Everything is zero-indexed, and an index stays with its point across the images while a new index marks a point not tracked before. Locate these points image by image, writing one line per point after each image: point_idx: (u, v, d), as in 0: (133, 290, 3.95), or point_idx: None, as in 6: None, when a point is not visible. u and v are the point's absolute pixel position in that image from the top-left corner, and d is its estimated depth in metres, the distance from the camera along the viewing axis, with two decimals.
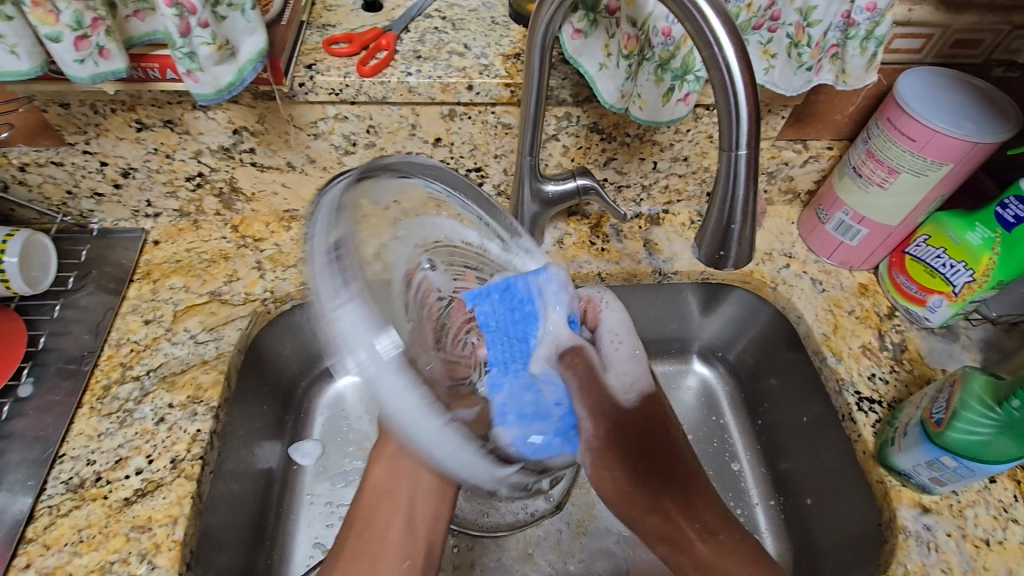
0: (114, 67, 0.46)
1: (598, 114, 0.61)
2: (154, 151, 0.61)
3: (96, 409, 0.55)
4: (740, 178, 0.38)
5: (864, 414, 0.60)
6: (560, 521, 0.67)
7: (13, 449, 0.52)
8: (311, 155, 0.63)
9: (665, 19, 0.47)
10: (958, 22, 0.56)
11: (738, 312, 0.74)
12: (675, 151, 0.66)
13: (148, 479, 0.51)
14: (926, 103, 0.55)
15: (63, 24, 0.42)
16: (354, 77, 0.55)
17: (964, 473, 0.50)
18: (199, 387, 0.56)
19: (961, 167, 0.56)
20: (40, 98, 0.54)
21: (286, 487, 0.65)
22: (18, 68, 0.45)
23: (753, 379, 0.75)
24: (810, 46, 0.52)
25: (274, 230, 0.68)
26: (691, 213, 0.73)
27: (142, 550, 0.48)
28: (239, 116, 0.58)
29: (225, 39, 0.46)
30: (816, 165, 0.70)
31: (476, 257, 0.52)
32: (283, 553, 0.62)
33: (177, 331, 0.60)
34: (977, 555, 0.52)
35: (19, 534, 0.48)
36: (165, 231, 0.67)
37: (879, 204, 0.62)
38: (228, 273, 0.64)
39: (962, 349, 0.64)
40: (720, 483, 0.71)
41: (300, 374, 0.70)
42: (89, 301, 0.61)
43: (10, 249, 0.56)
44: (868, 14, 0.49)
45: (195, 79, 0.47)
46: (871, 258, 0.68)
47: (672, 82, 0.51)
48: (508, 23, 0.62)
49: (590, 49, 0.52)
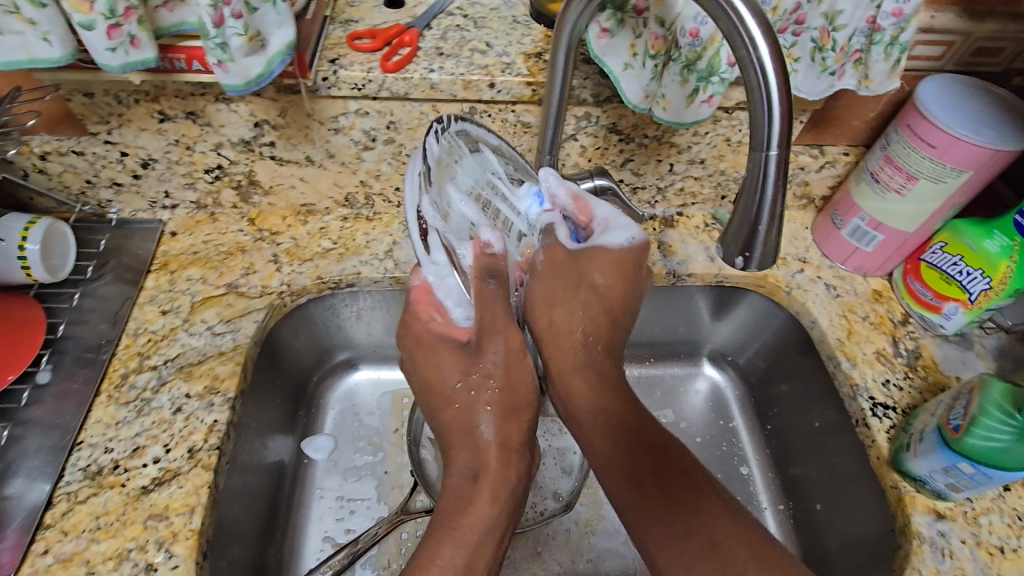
0: (144, 56, 0.46)
1: (618, 114, 0.61)
2: (175, 142, 0.61)
3: (114, 397, 0.55)
4: (768, 180, 0.39)
5: (878, 420, 0.60)
6: (568, 520, 0.67)
7: (30, 436, 0.52)
8: (331, 150, 0.63)
9: (694, 20, 0.47)
10: (980, 29, 0.56)
11: (750, 315, 0.74)
12: (692, 154, 0.66)
13: (165, 468, 0.51)
14: (947, 109, 0.55)
15: (97, 12, 0.42)
16: (377, 72, 0.56)
17: (981, 479, 0.50)
18: (216, 378, 0.56)
19: (981, 175, 0.56)
20: (65, 87, 0.55)
21: (297, 482, 0.65)
22: (49, 56, 0.45)
23: (764, 384, 0.75)
24: (834, 50, 0.52)
25: (290, 224, 0.69)
26: (706, 216, 0.73)
27: (160, 539, 0.48)
28: (262, 110, 0.59)
29: (256, 31, 0.46)
30: (832, 171, 0.70)
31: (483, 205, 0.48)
32: (293, 547, 0.61)
33: (194, 322, 0.60)
34: (991, 562, 0.52)
35: (36, 520, 0.48)
36: (182, 223, 0.67)
37: (896, 210, 0.62)
38: (245, 266, 0.65)
39: (976, 357, 0.64)
40: (728, 486, 0.70)
41: (312, 368, 0.70)
42: (107, 290, 0.61)
43: (32, 237, 0.56)
44: (894, 20, 0.49)
45: (224, 69, 0.47)
46: (886, 265, 0.68)
47: (696, 84, 0.51)
48: (530, 22, 0.62)
49: (616, 49, 0.52)
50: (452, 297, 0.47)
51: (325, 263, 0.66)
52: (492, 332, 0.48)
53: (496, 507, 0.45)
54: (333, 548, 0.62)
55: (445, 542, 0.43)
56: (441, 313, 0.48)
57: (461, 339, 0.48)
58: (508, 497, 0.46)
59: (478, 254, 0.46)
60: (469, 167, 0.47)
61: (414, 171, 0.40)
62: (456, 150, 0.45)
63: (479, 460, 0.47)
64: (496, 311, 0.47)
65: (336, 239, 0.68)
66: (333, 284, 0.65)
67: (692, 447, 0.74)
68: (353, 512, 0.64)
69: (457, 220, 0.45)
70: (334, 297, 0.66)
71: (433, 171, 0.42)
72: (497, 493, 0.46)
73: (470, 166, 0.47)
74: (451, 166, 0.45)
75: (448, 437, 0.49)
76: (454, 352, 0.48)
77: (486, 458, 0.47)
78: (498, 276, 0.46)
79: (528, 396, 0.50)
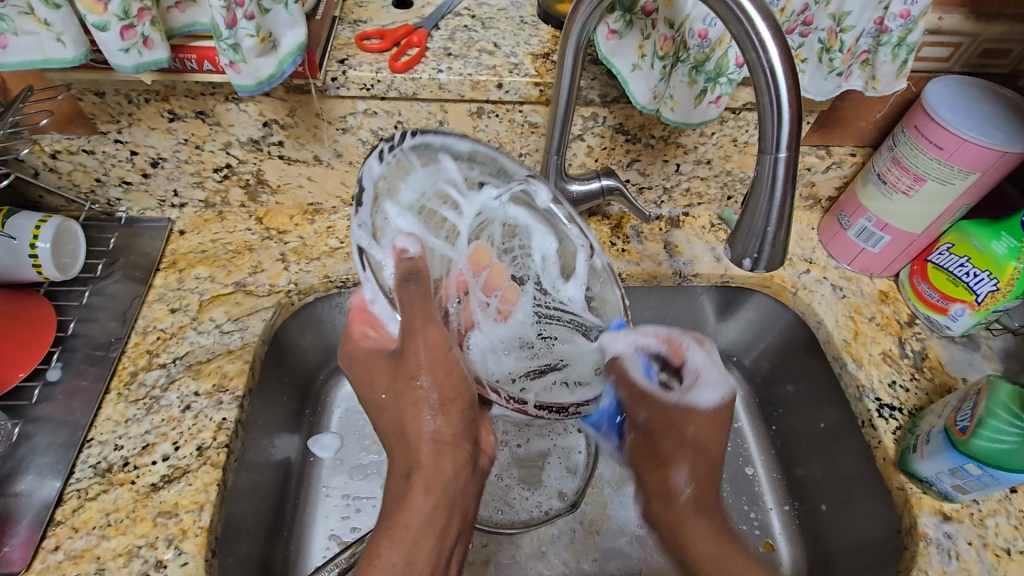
0: (156, 57, 0.46)
1: (625, 115, 0.62)
2: (185, 142, 0.61)
3: (123, 395, 0.55)
4: (778, 181, 0.39)
5: (885, 421, 0.60)
6: (573, 520, 0.67)
7: (40, 433, 0.52)
8: (339, 150, 0.63)
9: (703, 21, 0.47)
10: (988, 31, 0.56)
11: (757, 316, 0.74)
12: (699, 154, 0.66)
13: (174, 466, 0.52)
14: (954, 111, 0.55)
15: (111, 12, 0.43)
16: (386, 72, 0.56)
17: (988, 481, 0.50)
18: (224, 376, 0.57)
19: (990, 176, 0.56)
20: (77, 86, 0.55)
21: (303, 480, 0.65)
22: (63, 56, 0.46)
23: (768, 384, 0.74)
24: (842, 51, 0.52)
25: (298, 223, 0.69)
26: (712, 216, 0.73)
27: (169, 536, 0.48)
28: (271, 109, 0.59)
29: (268, 32, 0.46)
30: (838, 172, 0.70)
31: (428, 218, 0.45)
32: (300, 544, 0.61)
33: (202, 320, 0.60)
34: (998, 564, 0.52)
35: (47, 516, 0.49)
36: (191, 221, 0.68)
37: (903, 211, 0.62)
38: (253, 264, 0.65)
39: (983, 359, 0.64)
40: (734, 486, 0.70)
41: (319, 366, 0.70)
42: (116, 288, 0.62)
43: (43, 235, 0.57)
44: (901, 21, 0.49)
45: (237, 70, 0.47)
46: (892, 266, 0.68)
47: (705, 84, 0.51)
48: (537, 23, 0.62)
49: (624, 49, 0.52)
50: (386, 314, 0.45)
51: (333, 262, 0.66)
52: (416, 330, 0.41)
53: (429, 500, 0.42)
54: (339, 545, 0.62)
55: (383, 539, 0.42)
56: (376, 329, 0.47)
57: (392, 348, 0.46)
58: (444, 488, 0.43)
59: (397, 261, 0.40)
60: (417, 181, 0.45)
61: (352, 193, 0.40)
62: (404, 165, 0.43)
63: (412, 455, 0.43)
64: (420, 311, 0.40)
65: (343, 239, 0.68)
66: (340, 283, 0.65)
67: None
68: (358, 510, 0.65)
69: (392, 234, 0.42)
70: (341, 296, 0.67)
71: (370, 190, 0.41)
72: (428, 488, 0.42)
73: (420, 177, 0.45)
74: (393, 182, 0.43)
75: (384, 431, 0.46)
76: (383, 359, 0.46)
77: (418, 452, 0.43)
78: (420, 280, 0.40)
79: (460, 390, 0.43)
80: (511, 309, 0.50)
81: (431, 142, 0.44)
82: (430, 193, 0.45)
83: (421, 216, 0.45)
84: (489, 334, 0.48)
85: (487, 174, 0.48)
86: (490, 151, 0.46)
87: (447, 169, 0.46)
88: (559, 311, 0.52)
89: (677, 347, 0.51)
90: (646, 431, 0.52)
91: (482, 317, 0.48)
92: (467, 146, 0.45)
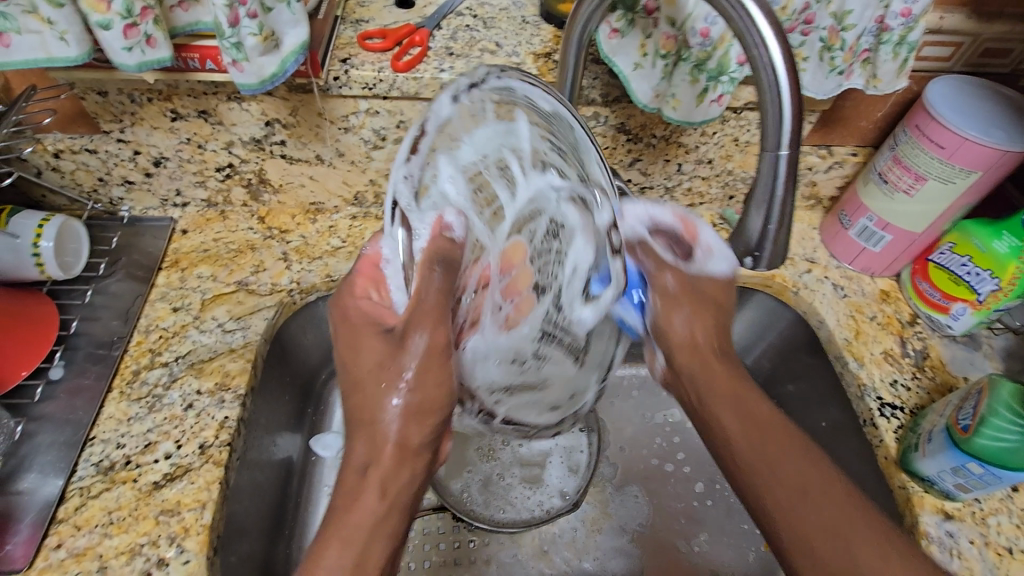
0: (159, 56, 0.47)
1: (626, 114, 0.62)
2: (187, 141, 0.61)
3: (125, 393, 0.55)
4: (779, 179, 0.39)
5: (886, 420, 0.60)
6: (574, 519, 0.67)
7: (43, 431, 0.53)
8: (341, 149, 0.64)
9: (705, 20, 0.47)
10: (989, 31, 0.56)
11: (757, 316, 0.72)
12: (700, 153, 0.66)
13: (176, 464, 0.52)
14: (956, 110, 0.55)
15: (114, 11, 0.43)
16: (388, 71, 0.56)
17: (990, 479, 0.50)
18: (226, 374, 0.57)
19: (991, 175, 0.56)
20: (79, 85, 0.55)
21: (305, 479, 0.64)
22: (66, 55, 0.46)
23: (769, 383, 0.73)
24: (843, 50, 0.52)
25: (300, 222, 0.69)
26: (713, 216, 0.73)
27: (171, 534, 0.48)
28: (273, 108, 0.59)
29: (270, 31, 0.46)
30: (839, 171, 0.70)
31: (478, 178, 0.39)
32: (302, 542, 0.62)
33: (204, 319, 0.61)
34: (1000, 563, 0.52)
35: (50, 514, 0.49)
36: (193, 221, 0.68)
37: (904, 211, 0.62)
38: (255, 263, 0.65)
39: (984, 358, 0.64)
40: None
41: (320, 366, 0.69)
42: (119, 288, 0.62)
43: (45, 234, 0.57)
44: (902, 20, 0.49)
45: (240, 69, 0.47)
46: (893, 265, 0.69)
47: (707, 83, 0.51)
48: (539, 22, 0.62)
49: (626, 49, 0.52)
50: (396, 277, 0.39)
51: (334, 261, 0.66)
52: (422, 323, 0.35)
53: (382, 506, 0.37)
54: None
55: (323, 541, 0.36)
56: (380, 291, 0.41)
57: (388, 324, 0.39)
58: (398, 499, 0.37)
59: (435, 234, 0.36)
60: (482, 140, 0.39)
61: (408, 135, 0.35)
62: (477, 115, 0.38)
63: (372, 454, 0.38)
64: (434, 302, 0.35)
65: (345, 238, 0.68)
66: (342, 282, 0.65)
67: (699, 447, 0.73)
68: None
69: (436, 197, 0.37)
70: None
71: (431, 136, 0.36)
72: (385, 493, 0.37)
73: (484, 132, 0.39)
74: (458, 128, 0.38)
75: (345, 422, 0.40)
76: (376, 334, 0.39)
77: (378, 455, 0.37)
78: (450, 265, 0.36)
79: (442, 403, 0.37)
80: (520, 320, 0.42)
81: (506, 98, 0.39)
82: (491, 154, 0.39)
83: (472, 179, 0.39)
84: (489, 340, 0.40)
85: (557, 147, 0.42)
86: (564, 120, 0.42)
87: (518, 127, 0.40)
88: (564, 331, 0.44)
89: (692, 226, 0.48)
90: (670, 296, 0.49)
91: (489, 321, 0.40)
92: (547, 109, 0.41)
